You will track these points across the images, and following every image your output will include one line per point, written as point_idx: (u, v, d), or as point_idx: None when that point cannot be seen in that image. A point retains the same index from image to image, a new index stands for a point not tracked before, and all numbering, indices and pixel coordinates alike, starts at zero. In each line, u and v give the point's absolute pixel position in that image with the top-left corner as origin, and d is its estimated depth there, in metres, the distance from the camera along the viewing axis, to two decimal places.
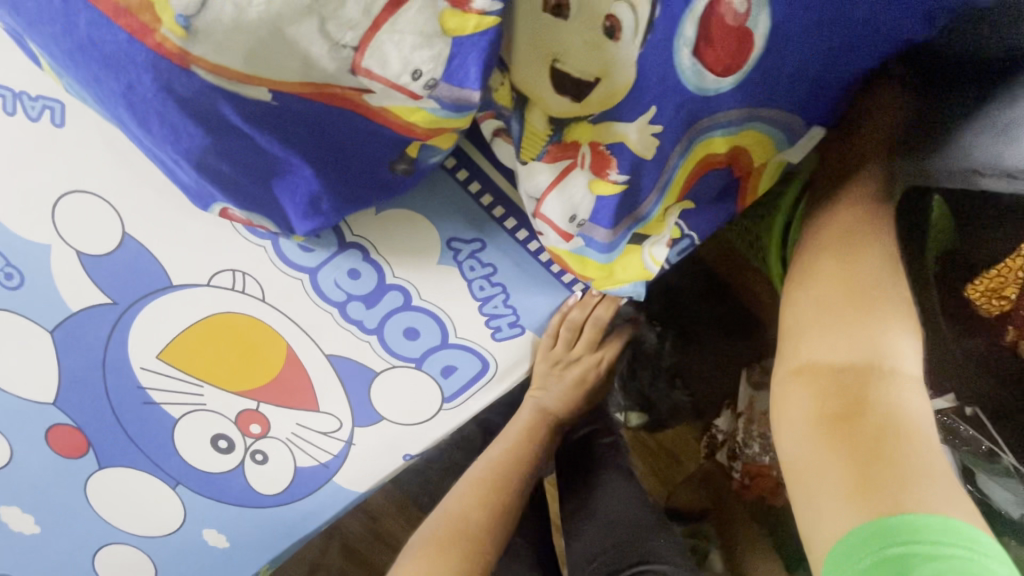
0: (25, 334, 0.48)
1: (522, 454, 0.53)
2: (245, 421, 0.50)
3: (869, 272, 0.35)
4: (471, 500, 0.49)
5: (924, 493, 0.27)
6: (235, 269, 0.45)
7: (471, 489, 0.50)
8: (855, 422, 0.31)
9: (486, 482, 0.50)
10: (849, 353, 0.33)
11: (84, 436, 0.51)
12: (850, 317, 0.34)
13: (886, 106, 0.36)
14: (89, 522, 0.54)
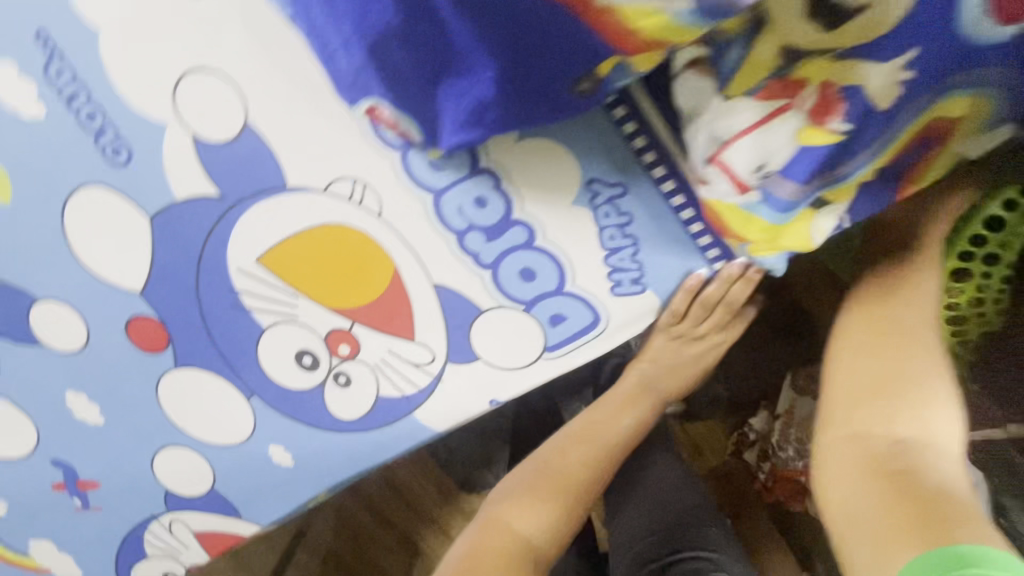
0: (121, 216, 0.45)
1: (621, 418, 0.58)
2: (335, 339, 0.48)
3: (914, 361, 0.42)
4: (582, 458, 0.54)
5: (972, 533, 0.33)
6: (356, 178, 0.43)
7: (582, 444, 0.55)
8: (892, 461, 0.38)
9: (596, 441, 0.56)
10: (877, 406, 0.41)
11: (165, 331, 0.49)
12: (880, 380, 0.42)
13: (931, 210, 0.44)
14: (156, 420, 0.52)
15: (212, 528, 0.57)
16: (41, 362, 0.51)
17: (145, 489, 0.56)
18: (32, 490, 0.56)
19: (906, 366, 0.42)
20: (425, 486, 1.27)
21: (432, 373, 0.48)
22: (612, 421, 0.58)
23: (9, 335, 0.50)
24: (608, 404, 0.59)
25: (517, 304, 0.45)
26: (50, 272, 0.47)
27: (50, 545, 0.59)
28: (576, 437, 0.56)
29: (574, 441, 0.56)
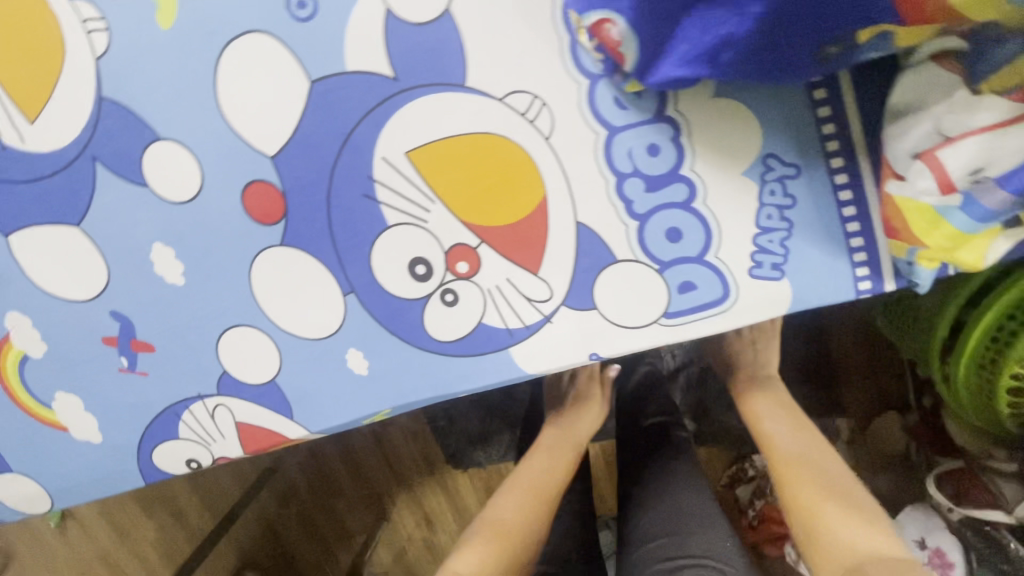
0: (281, 73, 0.43)
1: (556, 466, 0.68)
2: (456, 255, 0.47)
3: (839, 478, 0.55)
4: (514, 507, 0.62)
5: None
6: (537, 94, 0.42)
7: (508, 495, 0.64)
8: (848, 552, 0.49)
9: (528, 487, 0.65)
10: (805, 494, 0.54)
11: (283, 204, 0.47)
12: (805, 483, 0.55)
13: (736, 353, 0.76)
14: (239, 295, 0.50)
15: (257, 423, 0.55)
16: (135, 206, 0.48)
17: (202, 365, 0.53)
18: (77, 340, 0.53)
19: (842, 487, 0.54)
20: (409, 451, 1.23)
21: (543, 313, 0.47)
22: (553, 470, 0.68)
23: (112, 168, 0.47)
24: (543, 454, 0.70)
25: (652, 263, 0.45)
26: (183, 113, 0.45)
27: (75, 403, 0.55)
28: (521, 491, 0.64)
29: (518, 491, 0.64)
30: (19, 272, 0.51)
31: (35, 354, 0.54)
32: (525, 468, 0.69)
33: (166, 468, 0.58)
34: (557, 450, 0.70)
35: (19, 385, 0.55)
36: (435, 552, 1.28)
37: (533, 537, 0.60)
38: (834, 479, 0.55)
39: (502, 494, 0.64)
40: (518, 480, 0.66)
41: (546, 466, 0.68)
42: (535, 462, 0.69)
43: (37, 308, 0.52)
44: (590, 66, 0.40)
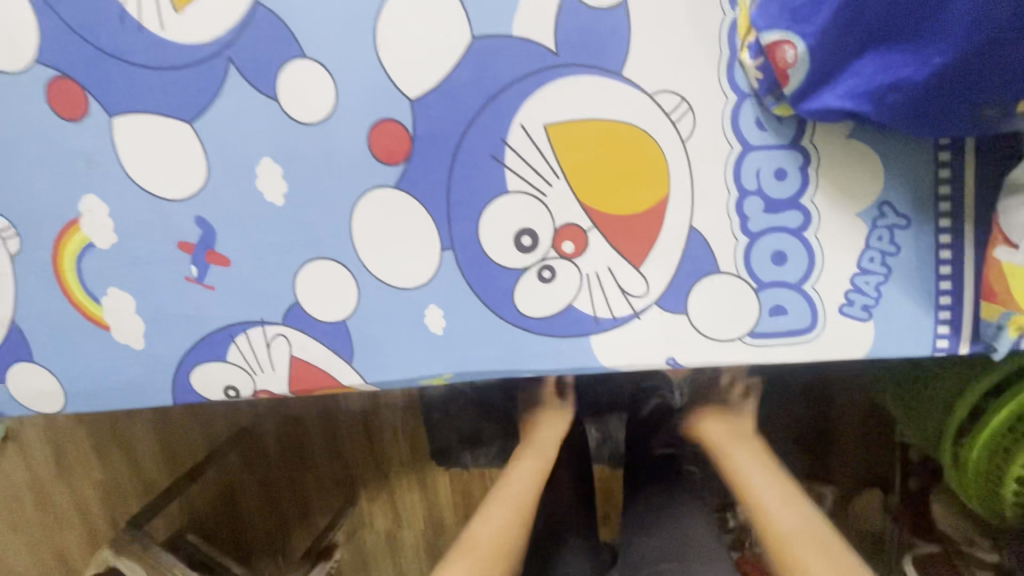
0: (446, 23, 0.44)
1: (525, 476, 0.69)
2: (564, 233, 0.47)
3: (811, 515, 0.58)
4: (496, 523, 0.62)
5: None
6: (686, 98, 0.44)
7: (491, 508, 0.65)
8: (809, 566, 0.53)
9: (511, 496, 0.66)
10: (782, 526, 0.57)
11: (409, 147, 0.47)
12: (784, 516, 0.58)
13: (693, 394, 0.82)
14: (336, 228, 0.50)
15: (311, 362, 0.53)
16: (257, 116, 0.48)
17: (273, 291, 0.52)
18: (151, 238, 0.51)
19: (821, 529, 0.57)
20: (395, 438, 1.21)
21: (634, 308, 0.48)
22: (525, 481, 0.69)
23: (246, 75, 0.47)
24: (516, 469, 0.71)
25: (750, 281, 0.47)
26: (336, 37, 0.45)
27: (127, 304, 0.53)
28: (499, 500, 0.66)
29: (498, 502, 0.65)
30: (112, 156, 0.49)
31: (101, 244, 0.52)
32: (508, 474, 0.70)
33: (200, 390, 0.55)
34: (537, 454, 0.73)
35: (73, 274, 0.53)
36: (396, 548, 1.26)
37: (511, 542, 0.61)
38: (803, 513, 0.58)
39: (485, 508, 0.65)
40: (502, 494, 0.66)
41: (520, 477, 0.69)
42: (517, 472, 0.70)
43: (118, 197, 0.50)
44: (742, 84, 0.43)
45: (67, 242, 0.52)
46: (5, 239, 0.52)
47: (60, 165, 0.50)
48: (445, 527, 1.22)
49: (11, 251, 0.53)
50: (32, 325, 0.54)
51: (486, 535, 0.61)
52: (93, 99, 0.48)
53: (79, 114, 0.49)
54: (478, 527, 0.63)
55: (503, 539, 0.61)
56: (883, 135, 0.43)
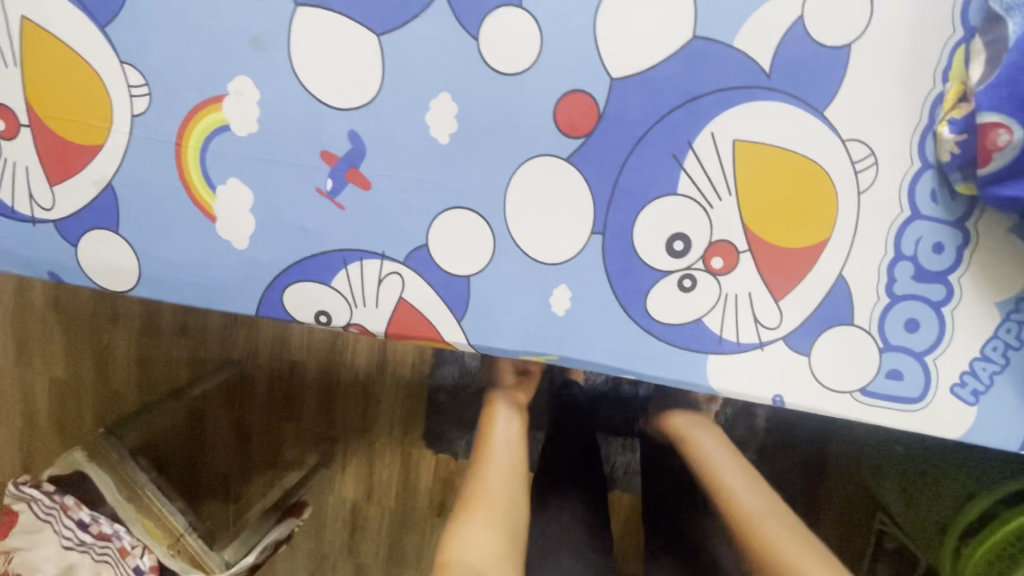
0: (672, 16, 0.44)
1: (505, 432, 0.76)
2: (718, 249, 0.48)
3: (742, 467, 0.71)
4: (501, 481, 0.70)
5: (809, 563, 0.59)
6: (876, 153, 0.45)
7: (491, 469, 0.72)
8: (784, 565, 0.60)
9: (504, 451, 0.74)
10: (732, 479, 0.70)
11: (594, 122, 0.46)
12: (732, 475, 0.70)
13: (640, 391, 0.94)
14: (491, 182, 0.48)
15: (418, 310, 0.51)
16: (450, 49, 0.46)
17: (403, 228, 0.50)
18: (294, 140, 0.48)
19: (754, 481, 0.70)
20: (392, 406, 1.17)
21: (760, 338, 0.49)
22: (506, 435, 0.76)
23: (454, 5, 0.45)
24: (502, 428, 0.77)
25: (878, 341, 0.48)
26: None
27: (243, 199, 0.50)
28: (499, 457, 0.73)
29: (498, 459, 0.73)
30: (282, 44, 0.47)
31: (238, 130, 0.48)
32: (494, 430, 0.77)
33: (290, 309, 0.52)
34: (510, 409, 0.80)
35: (195, 153, 0.49)
36: (358, 519, 1.21)
37: (509, 501, 0.69)
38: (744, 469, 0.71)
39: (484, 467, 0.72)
40: (498, 451, 0.74)
41: (506, 435, 0.76)
42: (504, 430, 0.77)
43: (273, 89, 0.48)
44: (931, 155, 0.45)
45: (200, 119, 0.48)
46: (133, 96, 0.48)
47: (221, 37, 0.47)
48: (414, 510, 1.19)
49: (135, 110, 0.49)
50: (129, 192, 0.50)
51: (494, 490, 0.69)
52: None
53: None
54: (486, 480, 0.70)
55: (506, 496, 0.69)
56: None
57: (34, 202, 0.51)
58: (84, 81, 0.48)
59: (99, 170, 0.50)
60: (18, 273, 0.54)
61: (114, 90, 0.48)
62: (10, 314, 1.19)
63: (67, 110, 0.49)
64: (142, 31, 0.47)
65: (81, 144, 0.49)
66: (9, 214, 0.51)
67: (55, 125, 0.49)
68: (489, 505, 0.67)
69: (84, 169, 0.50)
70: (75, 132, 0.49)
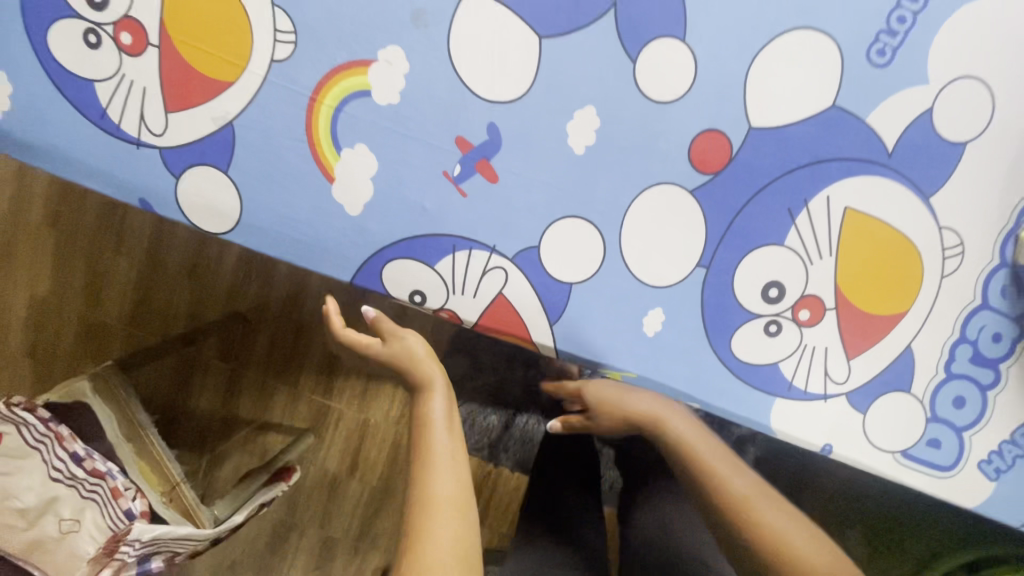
0: (818, 83, 0.47)
1: (437, 405, 0.56)
2: (809, 302, 0.51)
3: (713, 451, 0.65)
4: (451, 478, 0.52)
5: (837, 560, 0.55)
6: (965, 244, 0.50)
7: (433, 467, 0.52)
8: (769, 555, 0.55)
9: (445, 432, 0.54)
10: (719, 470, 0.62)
11: (724, 163, 0.49)
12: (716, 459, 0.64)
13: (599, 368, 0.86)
14: (615, 199, 0.50)
15: (515, 307, 0.52)
16: (607, 66, 0.47)
17: (519, 226, 0.50)
18: (433, 120, 0.48)
19: (728, 463, 0.64)
20: (394, 391, 1.16)
21: (825, 390, 0.53)
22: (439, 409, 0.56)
23: (621, 26, 0.47)
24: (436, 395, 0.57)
25: (927, 411, 0.53)
26: (720, 40, 0.47)
27: (367, 166, 0.49)
28: (441, 434, 0.54)
29: (442, 437, 0.54)
30: (445, 25, 0.47)
31: (379, 98, 0.48)
32: (428, 414, 0.55)
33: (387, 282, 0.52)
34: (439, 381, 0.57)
35: (328, 112, 0.48)
36: (336, 491, 1.20)
37: (465, 505, 0.51)
38: (718, 454, 0.65)
39: (425, 464, 0.52)
40: (437, 431, 0.54)
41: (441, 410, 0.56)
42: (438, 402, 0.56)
43: (424, 66, 0.48)
44: (1010, 255, 0.50)
45: (341, 78, 0.48)
46: (277, 41, 0.47)
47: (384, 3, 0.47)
48: (396, 492, 1.19)
49: (276, 55, 0.48)
50: (250, 137, 0.49)
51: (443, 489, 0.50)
52: None
53: None
54: (432, 494, 0.50)
55: (462, 494, 0.52)
56: None
57: (144, 125, 0.49)
58: (229, 15, 0.47)
59: (222, 106, 0.48)
60: (104, 193, 0.51)
61: (260, 30, 0.47)
62: (8, 219, 1.13)
63: (203, 40, 0.47)
64: None
65: (211, 77, 0.48)
66: (112, 132, 0.49)
67: (186, 52, 0.48)
68: (438, 523, 0.48)
69: (208, 102, 0.48)
70: (207, 63, 0.48)
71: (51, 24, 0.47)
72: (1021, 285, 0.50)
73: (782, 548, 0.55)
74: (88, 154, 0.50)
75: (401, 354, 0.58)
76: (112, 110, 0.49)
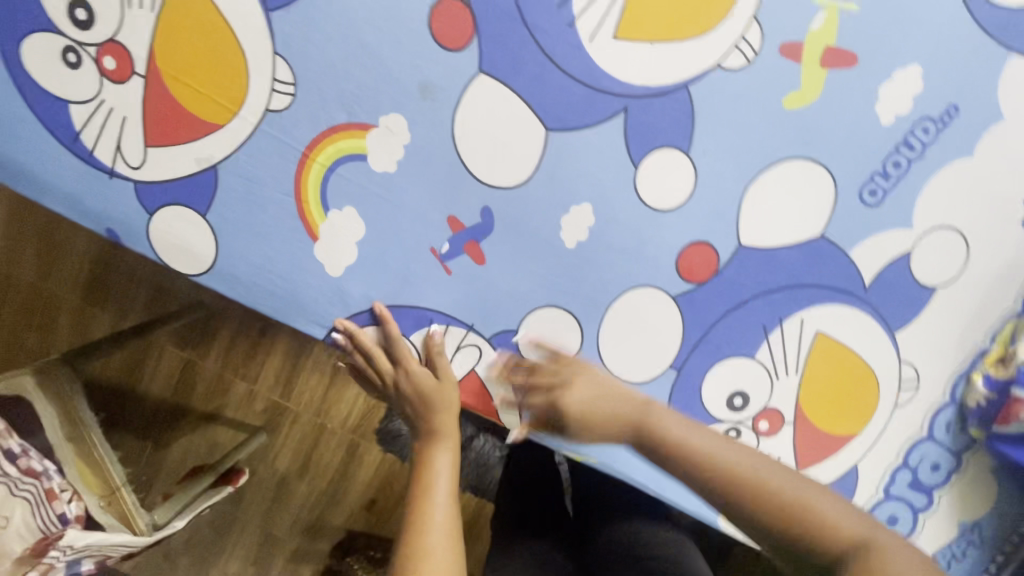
0: (810, 212, 0.48)
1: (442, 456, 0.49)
2: (769, 414, 0.53)
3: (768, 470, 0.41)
4: (442, 526, 0.44)
5: None
6: (920, 379, 0.52)
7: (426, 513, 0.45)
8: (683, 452, 0.43)
9: (445, 489, 0.47)
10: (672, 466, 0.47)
11: (710, 275, 0.50)
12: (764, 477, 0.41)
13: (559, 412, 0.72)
14: (599, 294, 0.50)
15: (485, 385, 0.52)
16: (609, 166, 0.47)
17: (501, 308, 0.50)
18: (428, 193, 0.47)
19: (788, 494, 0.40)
20: (354, 399, 1.15)
21: None
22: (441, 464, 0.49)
23: (629, 129, 0.46)
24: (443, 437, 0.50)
25: None
26: (723, 158, 0.47)
27: (353, 230, 0.48)
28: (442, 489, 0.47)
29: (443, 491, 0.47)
30: (452, 102, 0.46)
31: (374, 165, 0.47)
32: (430, 484, 0.47)
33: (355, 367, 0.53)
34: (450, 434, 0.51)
35: (320, 170, 0.47)
36: (283, 490, 1.19)
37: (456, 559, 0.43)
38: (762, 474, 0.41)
39: (420, 513, 0.45)
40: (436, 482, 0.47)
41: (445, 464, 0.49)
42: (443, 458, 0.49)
43: (425, 139, 0.46)
44: (959, 395, 0.52)
45: (337, 139, 0.46)
46: (273, 91, 0.45)
47: (391, 72, 0.45)
48: (344, 497, 1.19)
49: (272, 105, 0.45)
50: (235, 184, 0.47)
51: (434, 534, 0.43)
52: (477, 43, 0.44)
53: (456, 47, 0.45)
54: (426, 547, 0.42)
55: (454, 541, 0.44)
56: (1003, 481, 0.55)
57: (119, 155, 0.46)
58: (225, 56, 0.44)
59: (207, 149, 0.46)
60: (69, 218, 0.48)
61: (258, 77, 0.45)
62: None
63: (194, 78, 0.45)
64: (308, 32, 0.44)
65: (198, 116, 0.45)
66: (84, 158, 0.46)
67: (174, 88, 0.45)
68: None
69: (192, 142, 0.46)
70: (196, 103, 0.45)
71: (26, 36, 0.44)
72: (965, 423, 0.53)
73: (748, 480, 0.41)
74: (55, 176, 0.47)
75: (409, 394, 0.51)
76: (86, 135, 0.46)
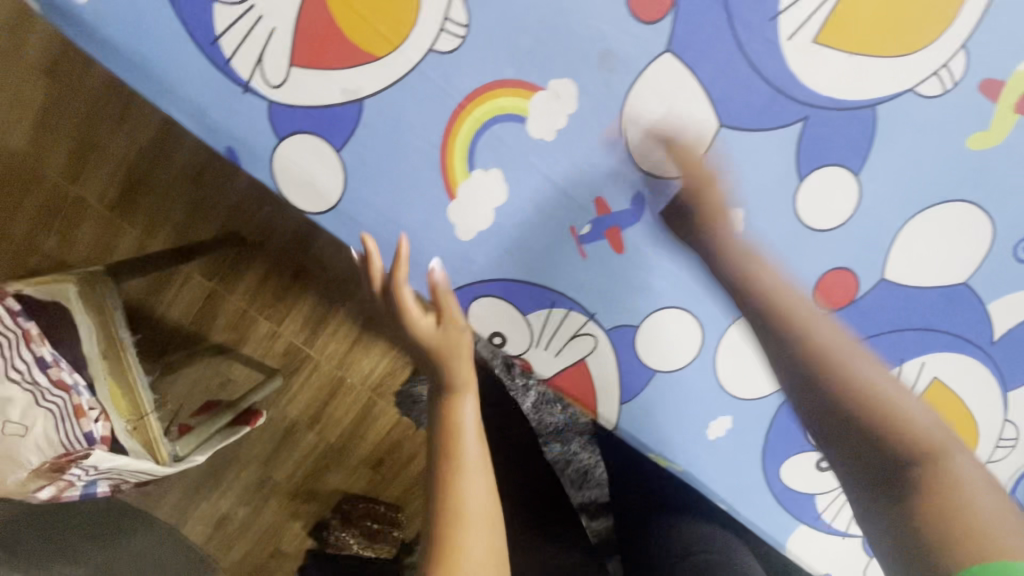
0: (963, 257, 0.47)
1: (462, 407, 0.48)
2: None
3: (889, 378, 0.40)
4: (480, 488, 0.45)
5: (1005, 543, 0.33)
6: (1018, 440, 0.52)
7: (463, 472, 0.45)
8: (762, 293, 0.43)
9: (475, 451, 0.46)
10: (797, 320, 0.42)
11: (846, 301, 0.48)
12: (879, 376, 0.40)
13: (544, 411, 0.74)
14: (729, 304, 0.48)
15: (591, 379, 0.50)
16: (773, 174, 0.45)
17: (626, 302, 0.48)
18: (580, 169, 0.45)
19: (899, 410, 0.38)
20: (377, 359, 1.12)
21: (847, 529, 0.55)
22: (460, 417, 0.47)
23: (804, 142, 0.44)
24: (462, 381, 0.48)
25: None
26: (891, 185, 0.45)
27: (494, 195, 0.45)
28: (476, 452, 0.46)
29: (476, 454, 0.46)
30: (627, 79, 0.43)
31: (533, 130, 0.44)
32: (457, 433, 0.46)
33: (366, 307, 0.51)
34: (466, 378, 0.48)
35: (474, 125, 0.44)
36: (289, 439, 1.17)
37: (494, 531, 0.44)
38: (880, 380, 0.39)
39: (454, 479, 0.44)
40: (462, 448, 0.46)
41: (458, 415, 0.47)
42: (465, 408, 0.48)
43: (592, 111, 0.43)
44: None
45: (500, 95, 0.43)
46: (443, 30, 0.41)
47: (572, 34, 0.42)
48: (351, 453, 1.17)
49: (438, 46, 0.42)
50: (378, 124, 0.43)
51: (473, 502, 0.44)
52: (671, 20, 0.42)
53: (652, 18, 0.42)
54: (463, 504, 0.44)
55: (490, 498, 0.45)
56: None
57: (258, 70, 0.42)
58: None
59: (357, 80, 0.42)
60: (185, 128, 0.44)
61: (432, 12, 0.41)
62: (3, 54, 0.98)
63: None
64: None
65: (355, 43, 0.41)
66: (218, 66, 0.42)
67: (336, 7, 0.41)
68: (474, 527, 0.43)
69: (342, 69, 0.42)
70: (357, 28, 0.41)
71: None
72: None
73: (872, 387, 0.39)
74: (179, 78, 0.42)
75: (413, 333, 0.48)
76: (226, 40, 0.41)
